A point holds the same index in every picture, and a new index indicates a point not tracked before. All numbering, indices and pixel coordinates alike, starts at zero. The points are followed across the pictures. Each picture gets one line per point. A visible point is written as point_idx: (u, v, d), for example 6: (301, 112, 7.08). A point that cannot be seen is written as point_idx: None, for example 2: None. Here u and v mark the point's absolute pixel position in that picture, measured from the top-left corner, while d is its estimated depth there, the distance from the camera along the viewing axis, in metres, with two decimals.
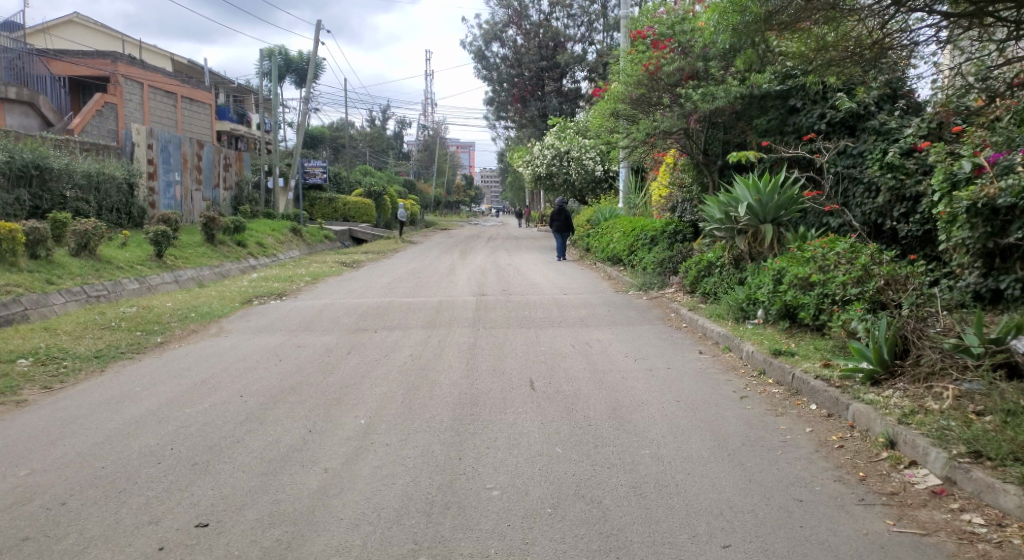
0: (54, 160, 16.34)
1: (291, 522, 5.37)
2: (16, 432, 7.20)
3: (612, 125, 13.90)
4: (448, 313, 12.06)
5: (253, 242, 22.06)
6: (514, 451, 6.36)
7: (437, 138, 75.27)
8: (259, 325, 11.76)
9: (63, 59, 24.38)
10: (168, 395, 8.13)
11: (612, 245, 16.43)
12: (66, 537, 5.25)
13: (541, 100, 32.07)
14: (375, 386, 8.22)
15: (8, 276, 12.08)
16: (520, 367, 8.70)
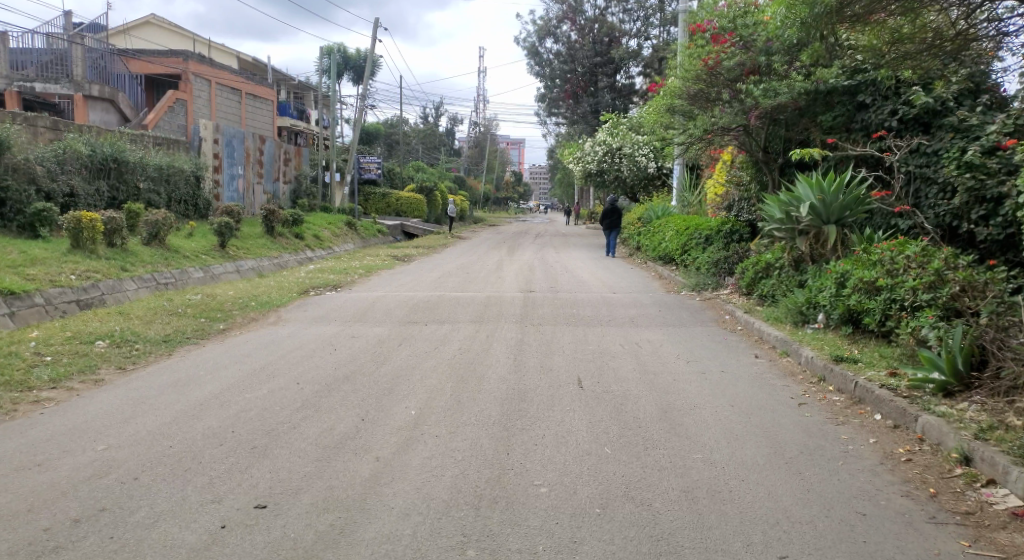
0: (130, 152, 16.55)
1: (344, 509, 5.34)
2: (90, 409, 7.31)
3: (668, 121, 13.68)
4: (496, 309, 11.97)
5: (309, 234, 22.30)
6: (563, 449, 6.23)
7: (488, 135, 75.34)
8: (316, 315, 11.81)
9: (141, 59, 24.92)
10: (228, 380, 8.18)
11: (665, 244, 16.17)
12: (138, 509, 5.33)
13: (594, 97, 31.77)
14: (425, 378, 8.16)
15: (86, 263, 12.37)
16: (568, 364, 8.56)
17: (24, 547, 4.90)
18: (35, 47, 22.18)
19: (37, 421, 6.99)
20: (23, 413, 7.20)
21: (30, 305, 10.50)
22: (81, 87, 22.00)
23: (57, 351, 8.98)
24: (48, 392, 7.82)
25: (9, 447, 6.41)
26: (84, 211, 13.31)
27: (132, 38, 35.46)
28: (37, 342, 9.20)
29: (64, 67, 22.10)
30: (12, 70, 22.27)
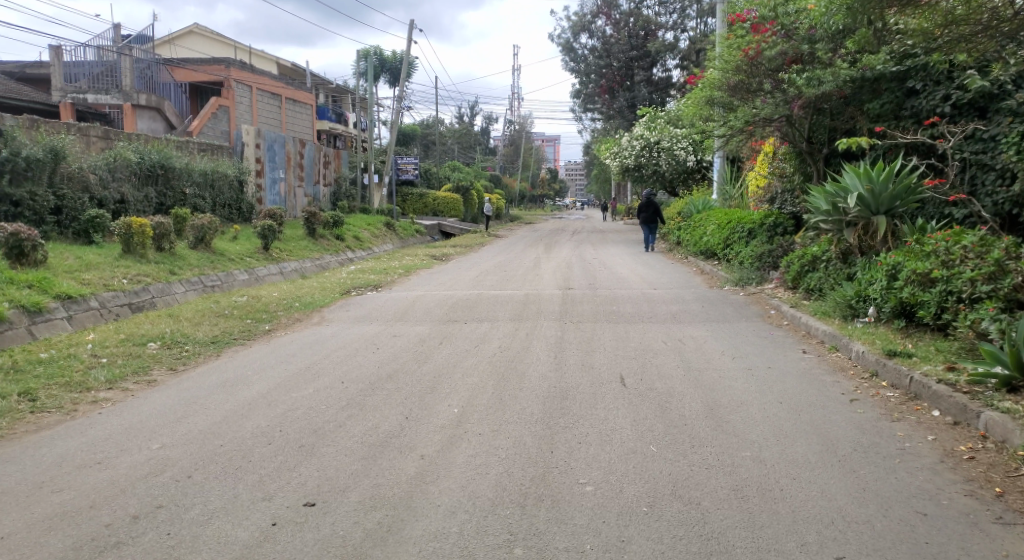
0: (176, 159, 16.82)
1: (390, 507, 5.33)
2: (145, 409, 7.40)
3: (708, 113, 13.50)
4: (535, 306, 11.90)
5: (349, 235, 22.45)
6: (608, 447, 6.15)
7: (524, 133, 75.23)
8: (359, 315, 11.85)
9: (186, 67, 25.17)
10: (276, 379, 8.22)
11: (706, 238, 15.96)
12: (193, 507, 5.38)
13: (630, 91, 31.52)
14: (466, 376, 8.12)
15: (136, 267, 12.58)
16: (610, 362, 8.46)
17: (86, 543, 4.97)
18: (87, 60, 22.83)
19: (95, 421, 7.11)
20: (82, 413, 7.32)
21: (86, 308, 10.71)
22: (129, 97, 22.37)
23: (112, 352, 9.12)
24: (105, 392, 7.94)
25: (70, 445, 6.52)
26: (134, 217, 13.56)
27: (175, 47, 36.06)
28: (93, 344, 9.37)
29: (114, 77, 22.52)
30: (67, 84, 22.99)
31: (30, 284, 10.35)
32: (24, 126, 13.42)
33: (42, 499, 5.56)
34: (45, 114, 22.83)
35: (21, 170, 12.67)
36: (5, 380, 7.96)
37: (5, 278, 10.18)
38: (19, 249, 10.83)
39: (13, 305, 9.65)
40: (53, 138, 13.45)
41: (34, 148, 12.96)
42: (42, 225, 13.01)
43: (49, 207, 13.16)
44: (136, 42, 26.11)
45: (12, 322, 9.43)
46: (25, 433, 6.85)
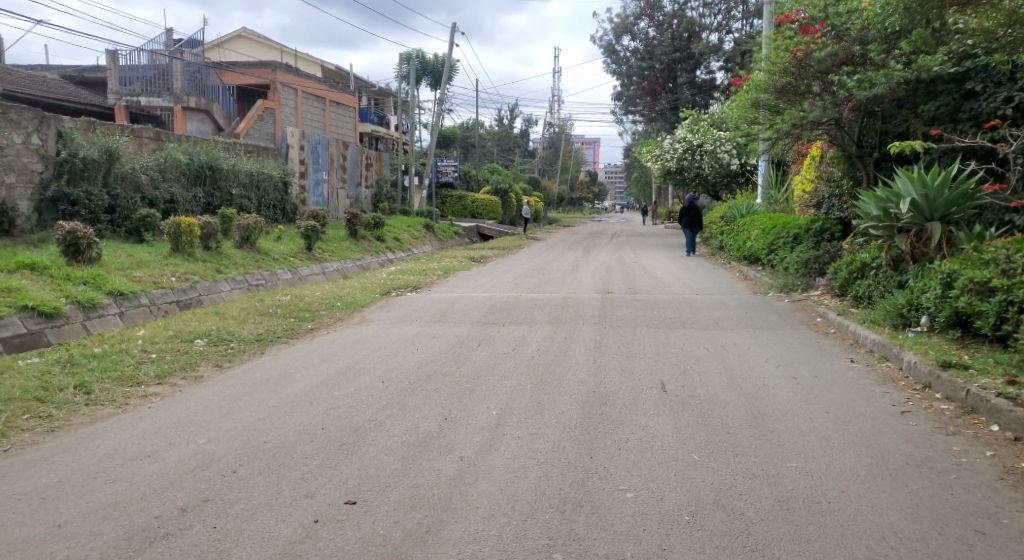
0: (223, 160, 17.06)
1: (430, 507, 5.32)
2: (192, 404, 7.50)
3: (753, 116, 13.29)
4: (574, 310, 11.82)
5: (390, 237, 22.59)
6: (648, 454, 6.07)
7: (564, 135, 75.06)
8: (399, 315, 11.89)
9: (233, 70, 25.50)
10: (318, 378, 8.27)
11: (750, 243, 15.74)
12: (238, 501, 5.42)
13: (673, 93, 31.19)
14: (504, 379, 8.08)
15: (184, 265, 12.78)
16: (651, 368, 8.37)
17: (137, 534, 5.04)
18: (141, 64, 23.39)
19: (144, 414, 7.22)
20: (133, 407, 7.44)
21: (136, 305, 10.91)
22: (180, 99, 22.83)
23: (161, 348, 9.27)
24: (154, 387, 8.07)
25: (121, 438, 6.63)
26: (183, 216, 13.80)
27: (222, 50, 36.66)
28: (143, 340, 9.52)
29: (165, 80, 23.08)
30: (122, 87, 23.58)
31: (84, 281, 10.59)
32: (81, 127, 13.77)
33: (95, 489, 5.65)
34: (100, 116, 23.37)
35: (79, 170, 13.22)
36: (60, 373, 8.14)
37: (60, 275, 10.46)
38: (75, 247, 11.09)
39: (67, 300, 9.90)
40: (109, 139, 13.87)
41: (90, 149, 13.44)
42: (96, 224, 13.32)
43: (104, 207, 13.49)
44: (187, 46, 26.61)
45: (66, 317, 9.68)
46: (79, 425, 6.99)
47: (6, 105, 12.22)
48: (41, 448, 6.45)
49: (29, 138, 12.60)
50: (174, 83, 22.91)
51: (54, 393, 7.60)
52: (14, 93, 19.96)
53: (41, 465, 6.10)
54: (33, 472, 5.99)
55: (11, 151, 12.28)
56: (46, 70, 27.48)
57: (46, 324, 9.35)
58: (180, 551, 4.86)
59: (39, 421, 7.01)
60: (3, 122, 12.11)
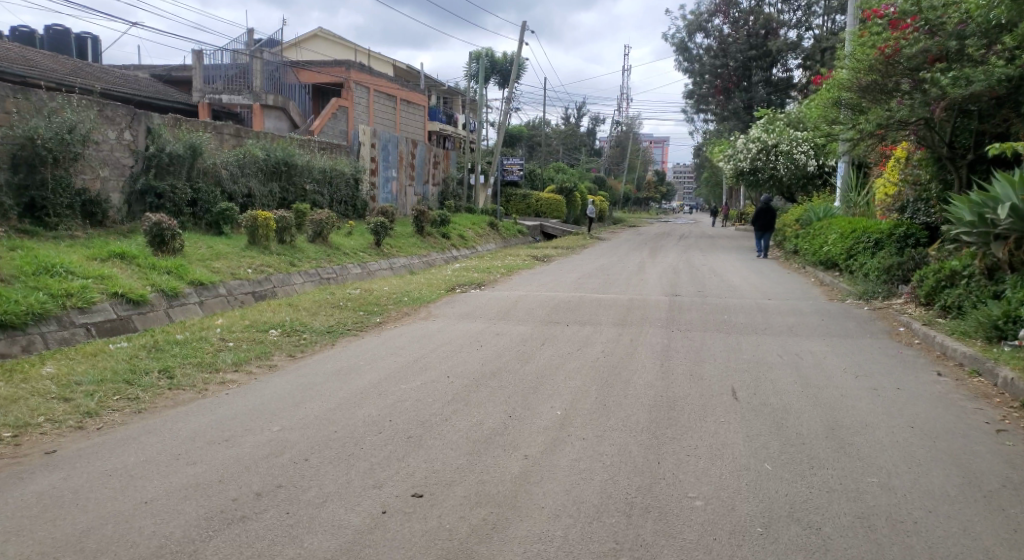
0: (299, 156, 17.39)
1: (495, 504, 5.29)
2: (267, 392, 7.63)
3: (834, 116, 13.14)
4: (639, 312, 11.65)
5: (455, 234, 22.70)
6: (718, 462, 5.91)
7: (632, 134, 74.30)
8: (464, 312, 11.92)
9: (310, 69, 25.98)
10: (385, 371, 8.34)
11: (827, 247, 15.32)
12: (310, 488, 5.48)
13: (747, 91, 30.71)
14: (569, 379, 8.00)
15: (259, 257, 13.06)
16: (721, 373, 8.19)
17: (215, 515, 5.14)
18: (223, 63, 24.19)
19: (223, 400, 7.37)
20: (213, 393, 7.61)
21: (215, 294, 11.18)
22: (259, 97, 23.41)
23: (238, 337, 9.47)
24: (231, 374, 8.25)
25: (202, 422, 6.78)
26: (260, 210, 14.11)
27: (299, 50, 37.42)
28: (221, 328, 9.74)
29: (245, 79, 23.80)
30: (205, 85, 24.28)
31: (168, 270, 10.92)
32: (168, 124, 14.25)
33: (177, 469, 5.79)
34: (182, 112, 24.09)
35: (165, 164, 13.66)
36: (145, 357, 8.39)
37: (146, 264, 10.83)
38: (160, 237, 11.47)
39: (153, 288, 10.22)
40: (193, 135, 14.31)
41: (176, 144, 13.89)
42: (179, 215, 13.70)
43: (186, 199, 13.86)
44: (266, 46, 27.25)
45: (152, 304, 10.00)
46: (163, 407, 7.18)
47: (102, 102, 12.79)
48: (130, 428, 6.64)
49: (121, 134, 13.10)
50: (253, 81, 23.57)
51: (140, 376, 7.84)
52: (107, 91, 20.74)
53: (130, 444, 6.28)
54: (121, 450, 6.17)
55: (105, 146, 12.81)
56: (135, 69, 28.53)
57: (133, 311, 9.67)
58: (256, 534, 4.93)
59: (126, 402, 7.22)
60: (100, 119, 12.67)
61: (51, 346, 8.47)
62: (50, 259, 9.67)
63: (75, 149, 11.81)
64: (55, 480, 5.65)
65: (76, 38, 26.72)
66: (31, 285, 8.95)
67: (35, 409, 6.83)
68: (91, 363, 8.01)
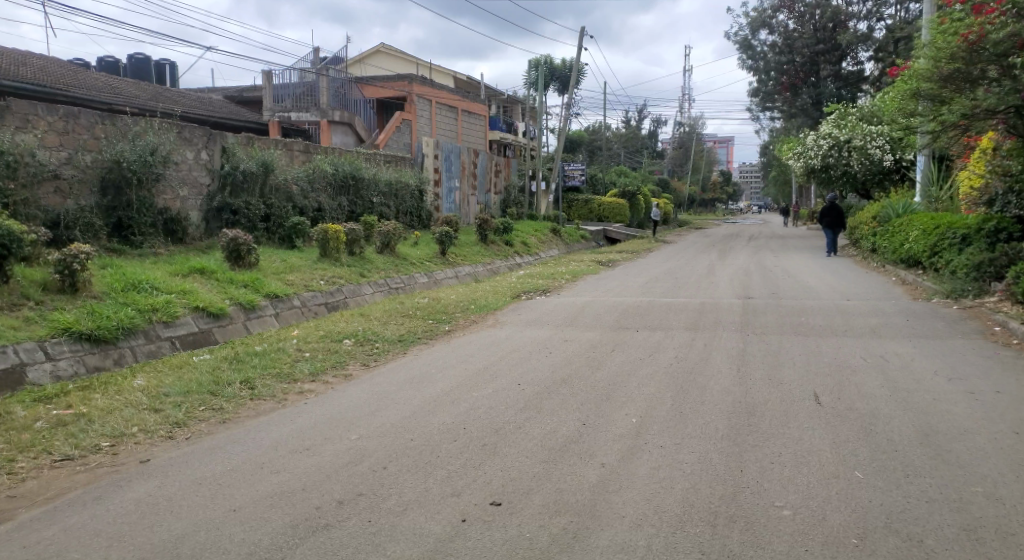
0: (365, 169, 17.62)
1: (576, 513, 5.20)
2: (345, 401, 7.68)
3: (912, 107, 12.59)
4: (712, 316, 11.39)
5: (518, 241, 22.70)
6: (804, 470, 5.68)
7: (695, 135, 73.20)
8: (531, 318, 11.84)
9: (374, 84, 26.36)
10: (456, 379, 8.31)
11: (908, 244, 14.76)
12: (390, 497, 5.48)
13: (816, 87, 29.91)
14: (642, 386, 7.84)
15: (332, 269, 13.26)
16: (799, 377, 7.92)
17: (301, 522, 5.18)
18: (292, 82, 24.75)
19: (302, 409, 7.46)
20: (292, 402, 7.71)
21: (291, 307, 11.36)
22: (326, 114, 23.87)
23: (314, 348, 9.59)
24: (309, 384, 8.34)
25: (282, 430, 6.86)
26: (330, 224, 14.34)
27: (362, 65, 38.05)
28: (298, 339, 9.88)
29: (312, 97, 24.27)
30: (275, 104, 24.86)
31: (245, 284, 11.18)
32: (242, 142, 14.58)
33: (262, 478, 5.86)
34: (254, 131, 24.67)
35: (239, 182, 14.01)
36: (228, 368, 8.55)
37: (224, 278, 11.10)
38: (236, 253, 11.76)
39: (231, 302, 10.46)
40: (265, 153, 14.61)
41: (249, 162, 14.22)
42: (254, 231, 14.00)
43: (260, 215, 14.16)
44: (331, 64, 27.77)
45: (231, 317, 10.22)
46: (245, 417, 7.31)
47: (180, 124, 13.20)
48: (215, 437, 6.78)
49: (198, 154, 13.48)
50: (320, 97, 24.02)
51: (224, 387, 7.98)
52: (186, 114, 21.38)
53: (216, 453, 6.39)
54: (208, 459, 6.28)
55: (183, 166, 13.19)
56: (208, 91, 29.37)
57: (213, 324, 9.90)
58: (343, 542, 4.94)
59: (211, 412, 7.36)
60: (178, 140, 13.08)
61: (140, 359, 8.72)
62: (136, 276, 9.99)
63: (156, 171, 12.21)
64: (151, 488, 5.78)
65: (155, 65, 27.68)
66: (120, 301, 9.26)
67: (129, 420, 7.02)
68: (179, 375, 8.21)
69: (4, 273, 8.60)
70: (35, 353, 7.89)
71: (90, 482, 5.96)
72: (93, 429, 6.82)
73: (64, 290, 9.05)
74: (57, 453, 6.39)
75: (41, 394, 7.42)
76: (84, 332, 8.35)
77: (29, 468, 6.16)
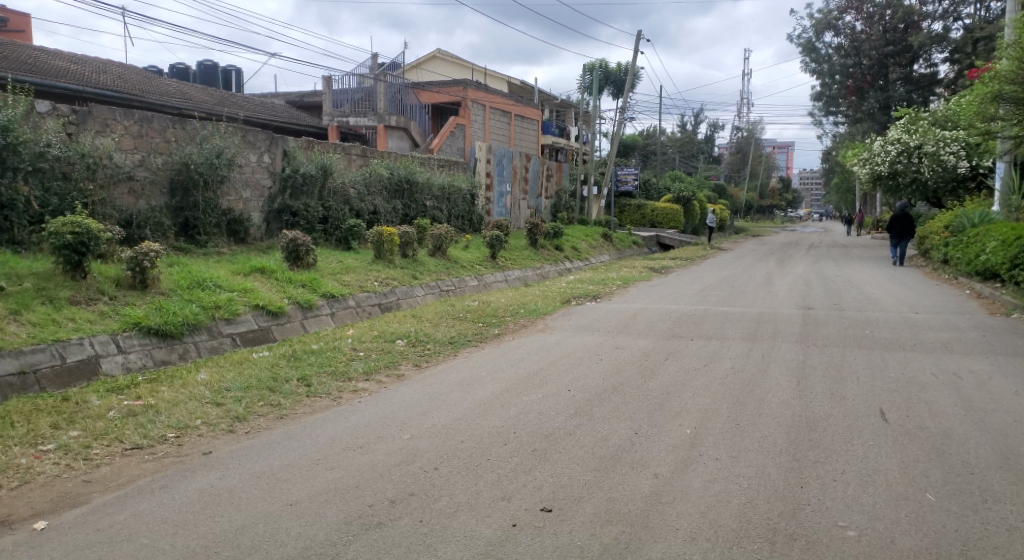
0: (420, 174, 17.67)
1: (627, 523, 5.05)
2: (396, 401, 7.61)
3: (991, 111, 12.08)
4: (770, 326, 11.07)
5: (568, 246, 22.54)
6: (870, 490, 5.42)
7: (753, 140, 71.97)
8: (581, 324, 11.68)
9: (430, 90, 26.47)
10: (506, 382, 8.20)
11: (984, 256, 14.19)
12: (441, 498, 5.38)
13: (884, 90, 29.07)
14: (696, 396, 7.61)
15: (384, 271, 13.28)
16: (866, 392, 7.60)
17: (355, 519, 5.12)
18: (350, 87, 25.04)
19: (356, 408, 7.43)
20: (347, 400, 7.69)
21: (345, 307, 11.40)
22: (383, 119, 24.09)
23: (368, 347, 9.59)
24: (363, 383, 8.32)
25: (337, 428, 6.82)
26: (385, 226, 14.38)
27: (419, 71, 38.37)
28: (352, 339, 9.89)
29: (370, 102, 24.52)
30: (333, 109, 25.18)
31: (303, 283, 11.26)
32: (302, 146, 14.74)
33: (317, 474, 5.82)
34: (312, 136, 24.98)
35: (300, 185, 14.13)
36: (286, 365, 8.59)
37: (284, 278, 11.20)
38: (295, 253, 11.85)
39: (289, 301, 10.53)
40: (325, 156, 14.73)
41: (309, 165, 14.35)
42: (312, 232, 14.12)
43: (318, 217, 14.28)
44: (389, 70, 27.99)
45: (289, 316, 10.28)
46: (303, 413, 7.30)
47: (244, 128, 13.37)
48: (275, 432, 6.78)
49: (261, 157, 13.65)
50: (377, 102, 24.25)
51: (282, 383, 8.01)
52: (250, 118, 21.76)
53: (275, 448, 6.38)
54: (267, 453, 6.28)
55: (247, 169, 13.35)
56: (269, 96, 29.88)
57: (272, 322, 9.97)
58: (393, 541, 4.87)
59: (271, 408, 7.37)
60: (243, 143, 13.26)
61: (204, 354, 8.80)
62: (202, 274, 10.13)
63: (222, 173, 12.39)
64: (213, 480, 5.79)
65: (221, 71, 28.26)
66: (186, 298, 9.39)
67: (194, 413, 7.06)
68: (239, 371, 8.26)
69: (82, 271, 8.83)
70: (109, 346, 8.02)
71: (158, 471, 5.99)
72: (160, 420, 6.87)
73: (136, 286, 9.20)
74: (128, 442, 6.45)
75: (114, 385, 7.53)
76: (153, 327, 8.47)
77: (102, 454, 6.24)
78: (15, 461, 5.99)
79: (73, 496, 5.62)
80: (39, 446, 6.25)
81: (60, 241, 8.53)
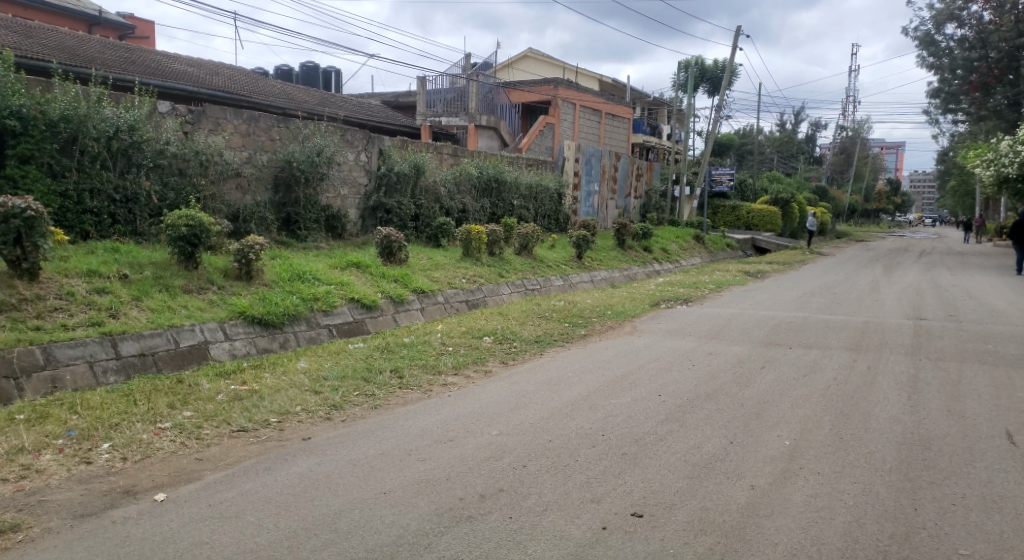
0: (509, 173, 17.71)
1: (724, 534, 4.91)
2: (485, 398, 7.60)
3: None
4: (876, 336, 10.57)
5: (658, 248, 22.18)
6: (996, 517, 5.11)
7: (859, 141, 69.20)
8: (671, 328, 11.45)
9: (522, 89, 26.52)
10: (594, 384, 8.10)
11: None
12: (530, 496, 5.35)
13: (1013, 86, 27.24)
14: (795, 407, 7.32)
15: (473, 268, 13.37)
16: (986, 411, 7.16)
17: (445, 512, 5.14)
18: (443, 87, 25.31)
19: (446, 402, 7.46)
20: (437, 394, 7.75)
21: (434, 302, 11.52)
22: (474, 118, 24.31)
23: (456, 342, 9.65)
24: (452, 377, 8.37)
25: (428, 422, 6.87)
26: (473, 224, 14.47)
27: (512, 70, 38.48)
28: (442, 334, 9.97)
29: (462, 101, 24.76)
30: (427, 109, 25.52)
31: (395, 279, 11.43)
32: (397, 145, 14.97)
33: (409, 465, 5.88)
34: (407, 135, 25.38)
35: (394, 183, 14.33)
36: (379, 357, 8.73)
37: (377, 272, 11.40)
38: (388, 249, 12.06)
39: (382, 295, 10.72)
40: (418, 155, 14.89)
41: (403, 163, 14.53)
42: (404, 230, 14.34)
43: (410, 214, 14.48)
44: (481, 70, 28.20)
45: (381, 310, 10.45)
46: (395, 405, 7.40)
47: (343, 127, 13.69)
48: (369, 422, 6.88)
49: (358, 155, 13.94)
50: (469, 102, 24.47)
51: (375, 374, 8.15)
52: (349, 119, 22.23)
53: (369, 437, 6.48)
54: (362, 442, 6.37)
55: (344, 167, 13.67)
56: (368, 96, 30.53)
57: (366, 315, 10.16)
58: (483, 536, 4.87)
59: (364, 398, 7.50)
60: (342, 142, 13.57)
61: (302, 344, 9.03)
62: (301, 267, 10.42)
63: (322, 170, 12.69)
64: (311, 465, 5.92)
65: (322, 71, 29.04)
66: (286, 289, 9.66)
67: (294, 399, 7.26)
68: (335, 361, 8.45)
69: (194, 262, 9.18)
70: (217, 333, 8.31)
71: (261, 454, 6.17)
72: (264, 405, 7.08)
73: (241, 277, 9.53)
74: (235, 424, 6.66)
75: (221, 370, 7.81)
76: (256, 316, 8.75)
77: (212, 435, 6.46)
78: (137, 436, 6.27)
79: (187, 472, 5.83)
80: (158, 423, 6.52)
81: (175, 232, 8.92)
